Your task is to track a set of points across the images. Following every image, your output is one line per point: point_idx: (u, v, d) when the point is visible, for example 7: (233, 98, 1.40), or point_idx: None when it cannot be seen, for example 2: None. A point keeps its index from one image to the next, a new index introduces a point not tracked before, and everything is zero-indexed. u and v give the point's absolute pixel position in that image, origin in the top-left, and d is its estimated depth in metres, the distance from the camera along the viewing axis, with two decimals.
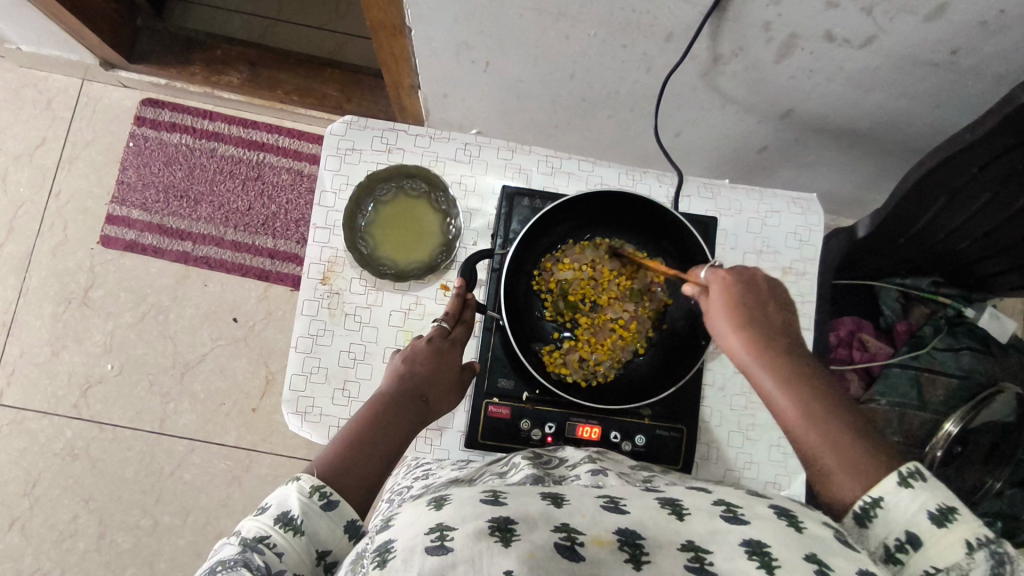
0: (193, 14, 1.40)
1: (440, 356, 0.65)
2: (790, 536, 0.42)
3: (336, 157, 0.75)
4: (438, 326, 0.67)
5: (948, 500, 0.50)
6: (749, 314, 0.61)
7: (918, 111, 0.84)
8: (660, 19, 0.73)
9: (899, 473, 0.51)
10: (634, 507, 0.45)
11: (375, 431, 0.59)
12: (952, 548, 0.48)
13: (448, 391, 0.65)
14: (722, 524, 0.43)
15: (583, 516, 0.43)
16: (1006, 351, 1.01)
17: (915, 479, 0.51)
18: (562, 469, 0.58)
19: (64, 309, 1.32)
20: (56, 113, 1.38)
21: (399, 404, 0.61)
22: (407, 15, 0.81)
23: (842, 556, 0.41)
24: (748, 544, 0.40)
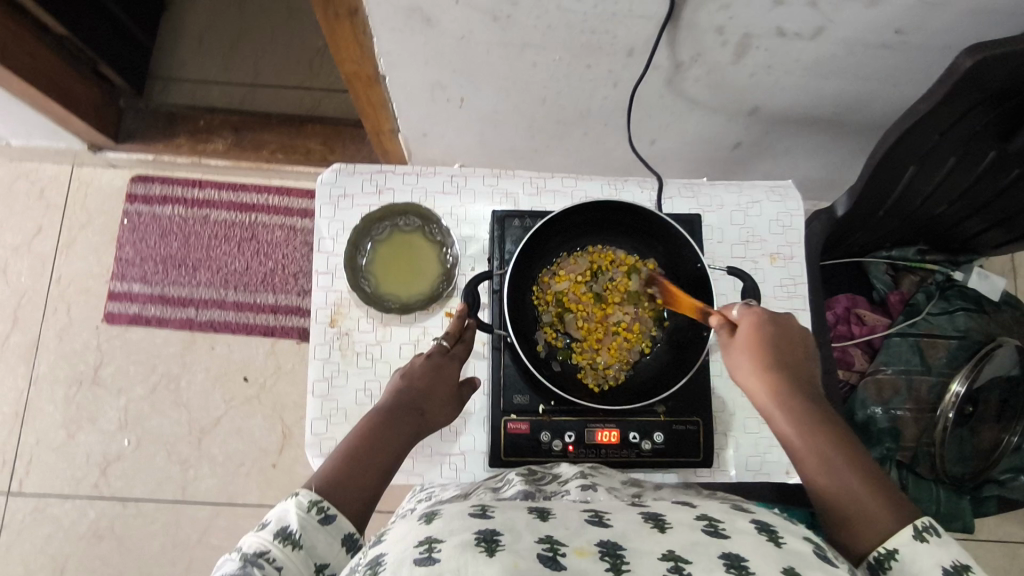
0: (172, 89, 1.45)
1: (439, 370, 0.68)
2: (769, 549, 0.43)
3: (330, 205, 0.78)
4: (438, 347, 0.69)
5: (963, 558, 0.50)
6: (775, 355, 0.62)
7: (877, 90, 0.89)
8: (619, 37, 0.77)
9: (913, 527, 0.52)
10: (617, 520, 0.46)
11: (373, 445, 0.62)
12: None
13: (445, 404, 0.68)
14: (703, 536, 0.44)
15: (566, 529, 0.45)
16: (1000, 308, 1.03)
17: (931, 534, 0.51)
18: (552, 484, 0.62)
19: (76, 391, 1.33)
20: (49, 201, 1.41)
21: (397, 419, 0.64)
22: (381, 64, 0.85)
23: (820, 569, 0.42)
24: (727, 558, 0.41)
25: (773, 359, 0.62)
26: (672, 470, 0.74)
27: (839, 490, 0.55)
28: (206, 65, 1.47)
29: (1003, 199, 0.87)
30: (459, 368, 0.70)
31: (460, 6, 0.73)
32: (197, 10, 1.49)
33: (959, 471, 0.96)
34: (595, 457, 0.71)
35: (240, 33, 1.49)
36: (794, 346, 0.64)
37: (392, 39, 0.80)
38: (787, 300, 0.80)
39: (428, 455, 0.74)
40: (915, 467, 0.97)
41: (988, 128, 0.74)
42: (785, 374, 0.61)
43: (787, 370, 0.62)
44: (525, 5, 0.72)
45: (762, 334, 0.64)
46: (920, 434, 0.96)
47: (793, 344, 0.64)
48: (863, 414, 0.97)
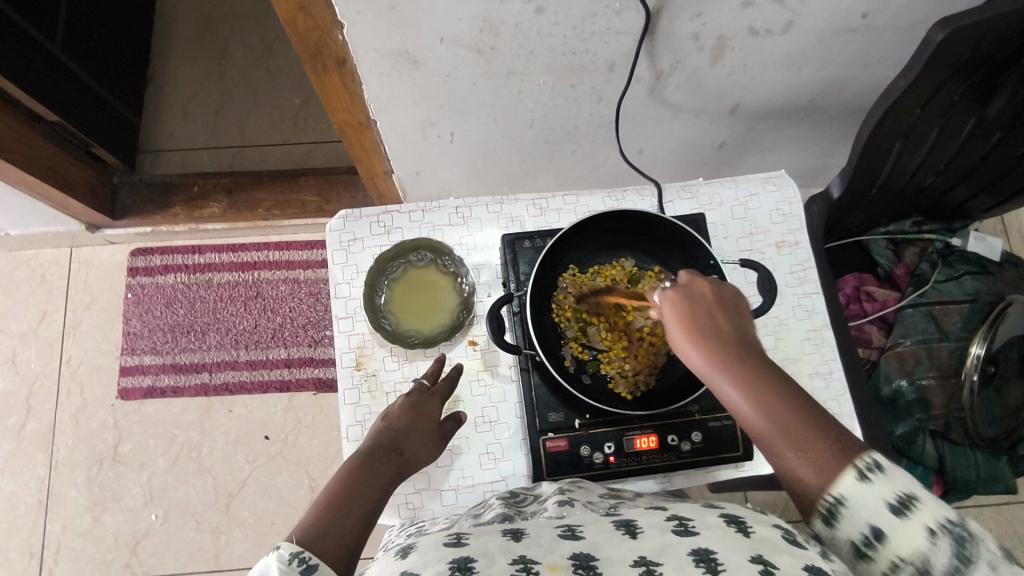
0: (163, 161, 1.47)
1: (417, 409, 0.69)
2: (738, 542, 0.46)
3: (341, 250, 0.80)
4: (417, 385, 0.71)
5: (906, 485, 0.48)
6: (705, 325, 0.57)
7: (851, 74, 0.91)
8: (599, 55, 0.80)
9: (855, 467, 0.50)
10: (590, 530, 0.50)
11: (353, 488, 0.59)
12: (916, 537, 0.47)
13: (425, 442, 0.68)
14: (673, 537, 0.48)
15: (538, 546, 0.48)
16: (1003, 267, 1.05)
17: (873, 472, 0.49)
18: (533, 504, 0.64)
19: (97, 471, 1.31)
20: (51, 285, 1.42)
21: (375, 460, 0.62)
22: (371, 108, 0.87)
23: (789, 554, 0.45)
24: (696, 554, 0.45)
25: (704, 329, 0.57)
26: (714, 468, 0.74)
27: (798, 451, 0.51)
28: (194, 133, 1.50)
29: (987, 164, 0.89)
30: (440, 405, 0.71)
31: (445, 43, 0.75)
32: (179, 82, 1.53)
33: (992, 433, 0.96)
34: (637, 464, 0.71)
35: (224, 98, 1.52)
36: (722, 308, 0.58)
37: (381, 83, 0.82)
38: (799, 286, 0.81)
39: (470, 485, 0.74)
40: (948, 435, 0.97)
41: (965, 97, 0.76)
42: (720, 342, 0.56)
43: (720, 336, 0.56)
44: (507, 34, 0.75)
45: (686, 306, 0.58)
46: (949, 402, 0.97)
47: (722, 306, 0.59)
48: (889, 388, 0.99)
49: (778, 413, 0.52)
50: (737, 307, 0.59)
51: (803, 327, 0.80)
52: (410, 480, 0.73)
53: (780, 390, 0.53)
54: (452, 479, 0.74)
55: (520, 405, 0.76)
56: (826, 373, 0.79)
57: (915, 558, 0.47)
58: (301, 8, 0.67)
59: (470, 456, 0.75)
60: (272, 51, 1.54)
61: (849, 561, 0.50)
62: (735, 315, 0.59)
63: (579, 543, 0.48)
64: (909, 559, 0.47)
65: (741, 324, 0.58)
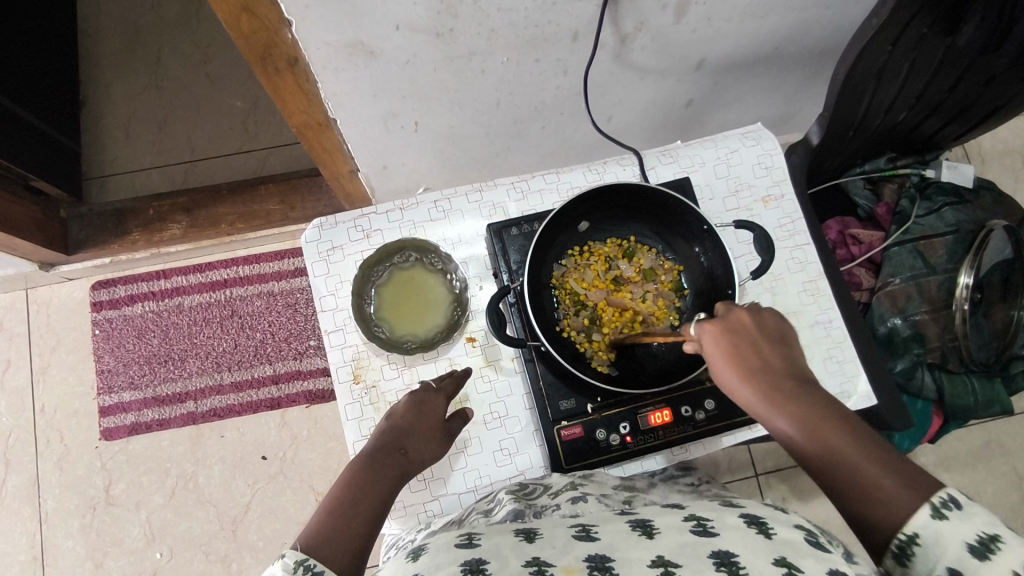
0: (111, 186, 1.40)
1: (422, 405, 0.68)
2: (759, 543, 0.45)
3: (321, 261, 0.76)
4: (421, 385, 0.69)
5: (987, 526, 0.45)
6: (749, 359, 0.59)
7: (815, 16, 0.90)
8: (562, 24, 0.77)
9: (929, 504, 0.47)
10: (605, 532, 0.48)
11: (356, 492, 0.58)
12: None
13: (430, 440, 0.66)
14: (692, 538, 0.46)
15: (553, 547, 0.47)
16: (977, 194, 1.07)
17: (949, 508, 0.46)
18: (543, 497, 0.63)
19: (91, 518, 1.26)
20: (11, 331, 1.34)
21: (377, 462, 0.62)
22: (330, 107, 0.83)
23: (813, 558, 0.44)
24: (716, 557, 0.43)
25: (750, 366, 0.59)
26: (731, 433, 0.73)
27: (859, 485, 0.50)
28: (139, 153, 1.42)
29: (956, 94, 0.89)
30: (446, 403, 0.69)
31: (401, 30, 0.71)
32: (114, 100, 1.44)
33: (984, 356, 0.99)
34: (655, 440, 0.70)
35: (166, 112, 1.43)
36: (769, 341, 0.61)
37: (337, 80, 0.77)
38: (790, 238, 0.81)
39: (488, 484, 0.72)
40: (945, 365, 1.00)
41: (934, 28, 0.74)
42: (770, 376, 0.58)
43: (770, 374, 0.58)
44: (465, 14, 0.71)
45: (728, 344, 0.60)
46: (943, 332, 0.99)
47: (770, 339, 0.61)
48: (884, 327, 1.01)
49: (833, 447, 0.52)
50: (787, 340, 0.62)
51: (798, 279, 0.80)
52: (427, 487, 0.72)
53: (846, 424, 0.53)
54: (470, 480, 0.72)
55: (528, 396, 0.74)
56: (826, 322, 0.79)
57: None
58: (244, 10, 0.62)
59: (485, 455, 0.73)
60: (208, 55, 1.45)
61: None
62: (783, 348, 0.61)
63: (616, 543, 0.46)
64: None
65: (793, 357, 0.61)
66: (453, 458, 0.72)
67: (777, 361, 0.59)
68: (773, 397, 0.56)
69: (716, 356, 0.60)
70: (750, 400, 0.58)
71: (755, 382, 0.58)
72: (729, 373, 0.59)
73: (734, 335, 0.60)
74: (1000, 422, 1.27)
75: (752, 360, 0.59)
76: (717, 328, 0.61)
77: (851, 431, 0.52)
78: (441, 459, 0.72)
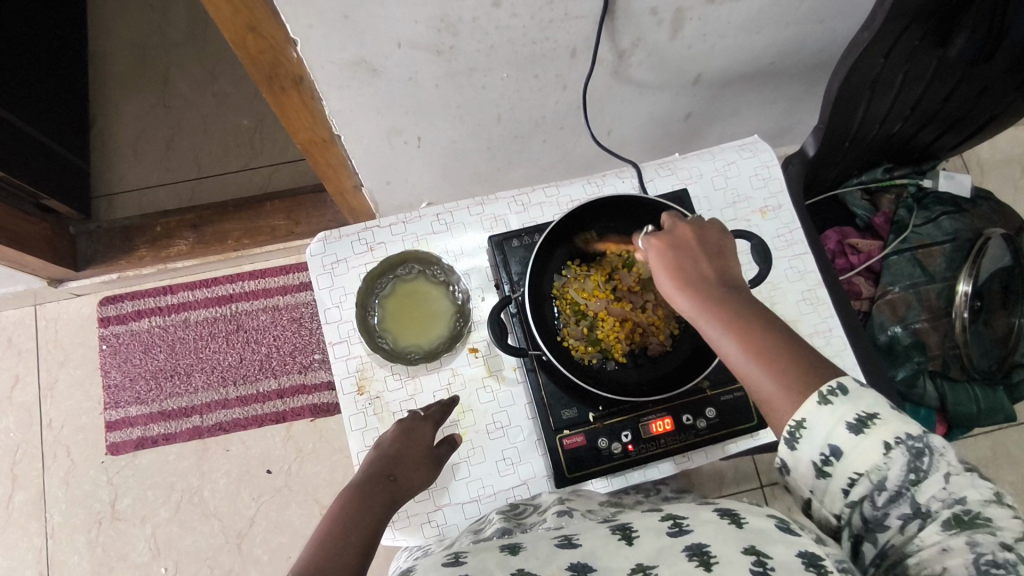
0: (120, 204, 1.42)
1: (410, 432, 0.69)
2: (731, 535, 0.47)
3: (326, 274, 0.78)
4: (410, 413, 0.70)
5: (869, 407, 0.49)
6: (689, 269, 0.60)
7: (808, 31, 0.91)
8: (560, 41, 0.78)
9: (817, 394, 0.51)
10: (586, 539, 0.50)
11: (347, 520, 0.58)
12: (873, 452, 0.48)
13: (418, 466, 0.67)
14: (668, 539, 0.48)
15: (536, 559, 0.48)
16: (974, 202, 1.08)
17: (835, 395, 0.50)
18: (533, 515, 0.65)
19: (97, 532, 1.27)
20: (19, 347, 1.36)
21: (368, 491, 0.62)
22: (334, 124, 0.84)
23: (781, 543, 0.45)
24: (689, 550, 0.46)
25: (691, 279, 0.59)
26: (733, 441, 0.74)
27: (785, 387, 0.52)
28: (147, 171, 1.44)
29: (951, 104, 0.90)
30: (434, 429, 0.70)
31: (403, 48, 0.73)
32: (123, 120, 1.47)
33: (987, 364, 0.99)
34: (656, 449, 0.71)
35: (174, 131, 1.46)
36: (707, 252, 0.62)
37: (342, 97, 0.79)
38: (788, 248, 0.82)
39: (492, 494, 0.73)
40: (947, 372, 1.00)
41: (925, 41, 0.75)
42: (707, 287, 0.59)
43: (708, 283, 0.59)
44: (466, 32, 0.72)
45: (670, 255, 0.61)
46: (944, 340, 1.00)
47: (708, 251, 0.62)
48: (885, 335, 1.02)
49: (758, 347, 0.54)
50: (722, 253, 0.62)
51: (798, 289, 0.80)
52: (429, 497, 0.72)
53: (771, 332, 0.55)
54: (473, 489, 0.73)
55: (530, 405, 0.75)
56: (827, 330, 0.79)
57: (870, 472, 0.48)
58: (251, 30, 0.64)
59: (488, 465, 0.73)
60: (215, 75, 1.48)
61: (812, 482, 0.51)
62: (720, 259, 0.62)
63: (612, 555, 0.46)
64: (865, 473, 0.48)
65: (728, 268, 0.61)
66: (455, 468, 0.73)
67: (712, 272, 0.60)
68: (709, 308, 0.57)
69: (660, 270, 0.61)
70: (689, 312, 0.59)
71: (693, 293, 0.59)
72: (670, 288, 0.60)
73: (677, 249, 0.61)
74: (1007, 430, 1.26)
75: (691, 272, 0.60)
76: (661, 243, 0.62)
77: (779, 341, 0.54)
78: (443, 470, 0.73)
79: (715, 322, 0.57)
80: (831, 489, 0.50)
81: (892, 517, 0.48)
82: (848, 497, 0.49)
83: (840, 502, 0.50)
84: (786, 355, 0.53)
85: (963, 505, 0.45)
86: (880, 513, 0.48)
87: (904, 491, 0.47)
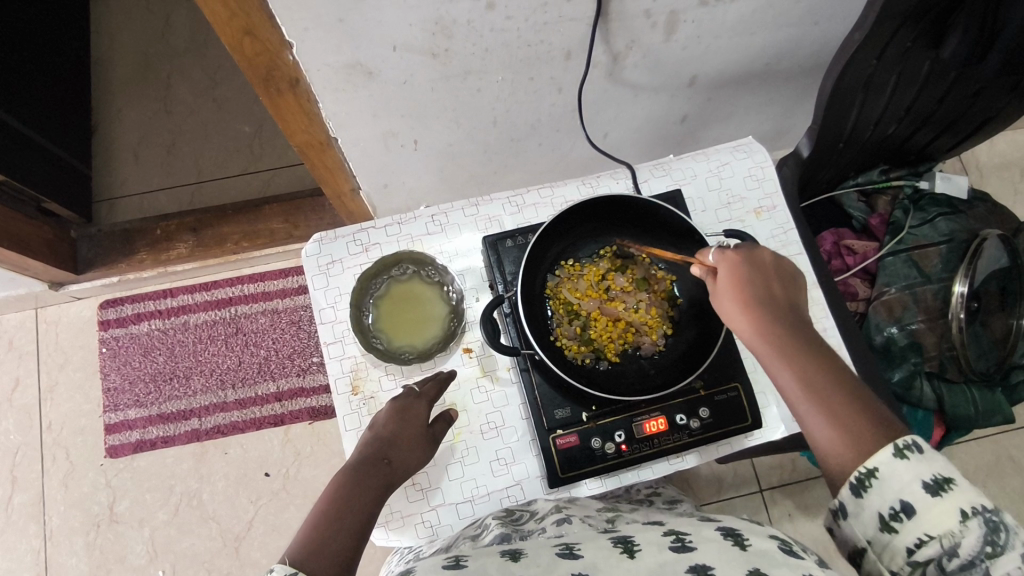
0: (120, 208, 1.43)
1: (405, 413, 0.68)
2: (734, 556, 0.47)
3: (321, 275, 0.78)
4: (405, 389, 0.70)
5: (945, 470, 0.49)
6: (760, 289, 0.62)
7: (803, 33, 0.92)
8: (554, 43, 0.79)
9: (893, 446, 0.52)
10: (587, 549, 0.51)
11: (342, 503, 0.60)
12: (946, 517, 0.48)
13: (414, 448, 0.67)
14: (671, 555, 0.49)
15: (537, 566, 0.48)
16: (971, 204, 1.08)
17: (911, 451, 0.51)
18: (531, 522, 0.65)
19: (95, 535, 1.27)
20: (20, 350, 1.36)
21: (363, 473, 0.63)
22: (331, 127, 0.85)
23: (785, 565, 0.46)
24: (694, 569, 0.46)
25: (755, 296, 0.61)
26: (726, 441, 0.74)
27: (830, 415, 0.55)
28: (147, 175, 1.45)
29: (945, 106, 0.90)
30: (429, 407, 0.70)
31: (398, 51, 0.73)
32: (124, 124, 1.48)
33: (984, 366, 0.99)
34: (649, 449, 0.71)
35: (173, 135, 1.47)
36: (778, 277, 0.64)
37: (337, 100, 0.79)
38: (783, 248, 0.82)
39: (485, 494, 0.73)
40: (944, 374, 1.00)
41: (918, 42, 0.75)
42: (772, 308, 0.61)
43: (772, 305, 0.61)
44: (460, 35, 0.73)
45: (741, 273, 0.63)
46: (940, 341, 1.00)
47: (778, 275, 0.64)
48: (881, 337, 1.01)
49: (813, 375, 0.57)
50: (790, 279, 0.64)
51: None
52: (422, 497, 0.72)
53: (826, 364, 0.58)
54: (467, 489, 0.73)
55: (524, 405, 0.75)
56: (821, 331, 0.79)
57: (942, 536, 0.47)
58: (247, 33, 0.65)
59: (482, 465, 0.73)
60: (215, 80, 1.49)
61: (872, 533, 0.51)
62: (790, 285, 0.64)
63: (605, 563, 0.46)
64: (936, 536, 0.48)
65: (793, 295, 0.64)
66: (448, 468, 0.73)
67: (781, 296, 0.62)
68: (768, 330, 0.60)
69: (723, 285, 0.63)
70: (746, 330, 0.61)
71: (754, 312, 0.61)
72: (734, 306, 0.62)
73: (750, 269, 0.63)
74: (1007, 434, 1.26)
75: (760, 292, 0.62)
76: (737, 257, 0.63)
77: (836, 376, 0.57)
78: (437, 469, 0.73)
79: (774, 346, 0.59)
80: (894, 546, 0.50)
81: None
82: (912, 555, 0.49)
83: (901, 560, 0.50)
84: (844, 392, 0.56)
85: None
86: None
87: (976, 561, 0.46)
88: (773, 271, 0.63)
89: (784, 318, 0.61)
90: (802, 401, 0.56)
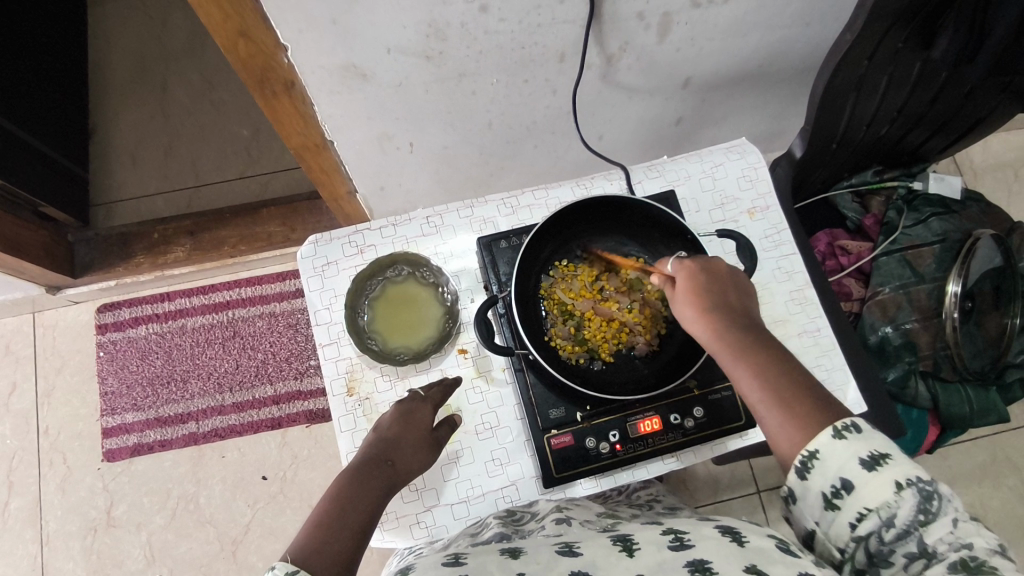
0: (118, 212, 1.43)
1: (409, 416, 0.68)
2: (733, 553, 0.47)
3: (316, 276, 0.78)
4: (408, 395, 0.70)
5: (881, 446, 0.50)
6: (716, 294, 0.62)
7: (795, 34, 0.92)
8: (548, 45, 0.79)
9: (832, 428, 0.51)
10: (588, 547, 0.51)
11: (343, 502, 0.59)
12: (883, 490, 0.48)
13: (417, 451, 0.67)
14: (670, 553, 0.49)
15: (537, 563, 0.48)
16: (964, 204, 1.09)
17: (849, 431, 0.51)
18: (531, 523, 0.65)
19: (92, 540, 1.27)
20: (17, 354, 1.36)
21: (365, 473, 0.62)
22: (326, 129, 0.85)
23: (781, 563, 0.46)
24: (691, 565, 0.47)
25: (712, 302, 0.61)
26: (720, 441, 0.74)
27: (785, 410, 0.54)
28: (145, 179, 1.46)
29: (937, 106, 0.91)
30: (433, 411, 0.70)
31: (392, 53, 0.74)
32: (122, 129, 1.48)
33: (980, 365, 1.00)
34: (645, 449, 0.71)
35: (171, 140, 1.47)
36: (734, 286, 0.64)
37: (332, 103, 0.80)
38: (776, 248, 0.82)
39: (480, 494, 0.73)
40: (938, 373, 1.01)
41: (908, 43, 0.76)
42: (728, 314, 0.61)
43: (727, 310, 0.61)
44: (455, 37, 0.74)
45: (698, 279, 0.63)
46: (934, 341, 1.00)
47: (734, 285, 0.64)
48: (876, 337, 1.02)
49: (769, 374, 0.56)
50: (746, 291, 0.64)
51: (786, 289, 0.81)
52: (420, 498, 0.72)
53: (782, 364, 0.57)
54: (462, 490, 0.73)
55: (519, 406, 0.75)
56: (815, 330, 0.80)
57: (880, 508, 0.48)
58: (241, 35, 0.65)
59: (477, 465, 0.73)
60: (213, 84, 1.50)
61: (818, 513, 0.52)
62: (746, 297, 0.64)
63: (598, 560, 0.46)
64: (874, 509, 0.48)
65: (748, 306, 0.63)
66: (445, 469, 0.73)
67: (737, 304, 0.62)
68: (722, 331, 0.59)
69: (680, 290, 0.63)
70: (703, 334, 0.61)
71: (709, 316, 0.61)
72: (688, 309, 0.62)
73: (705, 276, 0.63)
74: (1004, 434, 1.26)
75: (716, 298, 0.62)
76: (694, 266, 0.64)
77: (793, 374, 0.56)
78: (434, 470, 0.73)
79: (730, 348, 0.58)
80: (838, 523, 0.51)
81: (898, 556, 0.47)
82: (855, 531, 0.49)
83: (846, 537, 0.50)
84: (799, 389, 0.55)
85: (969, 551, 0.45)
86: (885, 550, 0.48)
87: (912, 531, 0.47)
88: (729, 280, 0.63)
89: (740, 322, 0.60)
90: (760, 402, 0.55)
